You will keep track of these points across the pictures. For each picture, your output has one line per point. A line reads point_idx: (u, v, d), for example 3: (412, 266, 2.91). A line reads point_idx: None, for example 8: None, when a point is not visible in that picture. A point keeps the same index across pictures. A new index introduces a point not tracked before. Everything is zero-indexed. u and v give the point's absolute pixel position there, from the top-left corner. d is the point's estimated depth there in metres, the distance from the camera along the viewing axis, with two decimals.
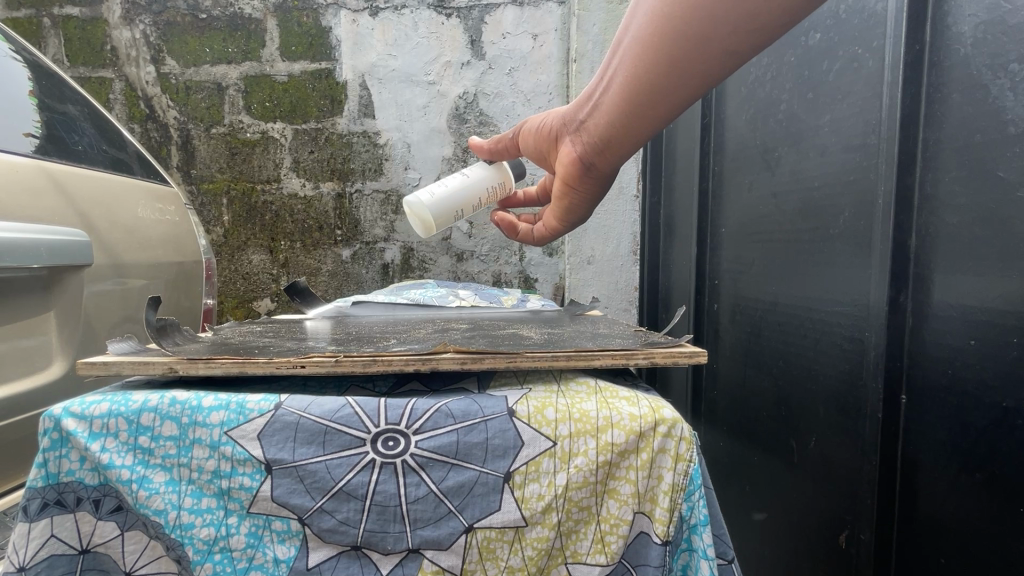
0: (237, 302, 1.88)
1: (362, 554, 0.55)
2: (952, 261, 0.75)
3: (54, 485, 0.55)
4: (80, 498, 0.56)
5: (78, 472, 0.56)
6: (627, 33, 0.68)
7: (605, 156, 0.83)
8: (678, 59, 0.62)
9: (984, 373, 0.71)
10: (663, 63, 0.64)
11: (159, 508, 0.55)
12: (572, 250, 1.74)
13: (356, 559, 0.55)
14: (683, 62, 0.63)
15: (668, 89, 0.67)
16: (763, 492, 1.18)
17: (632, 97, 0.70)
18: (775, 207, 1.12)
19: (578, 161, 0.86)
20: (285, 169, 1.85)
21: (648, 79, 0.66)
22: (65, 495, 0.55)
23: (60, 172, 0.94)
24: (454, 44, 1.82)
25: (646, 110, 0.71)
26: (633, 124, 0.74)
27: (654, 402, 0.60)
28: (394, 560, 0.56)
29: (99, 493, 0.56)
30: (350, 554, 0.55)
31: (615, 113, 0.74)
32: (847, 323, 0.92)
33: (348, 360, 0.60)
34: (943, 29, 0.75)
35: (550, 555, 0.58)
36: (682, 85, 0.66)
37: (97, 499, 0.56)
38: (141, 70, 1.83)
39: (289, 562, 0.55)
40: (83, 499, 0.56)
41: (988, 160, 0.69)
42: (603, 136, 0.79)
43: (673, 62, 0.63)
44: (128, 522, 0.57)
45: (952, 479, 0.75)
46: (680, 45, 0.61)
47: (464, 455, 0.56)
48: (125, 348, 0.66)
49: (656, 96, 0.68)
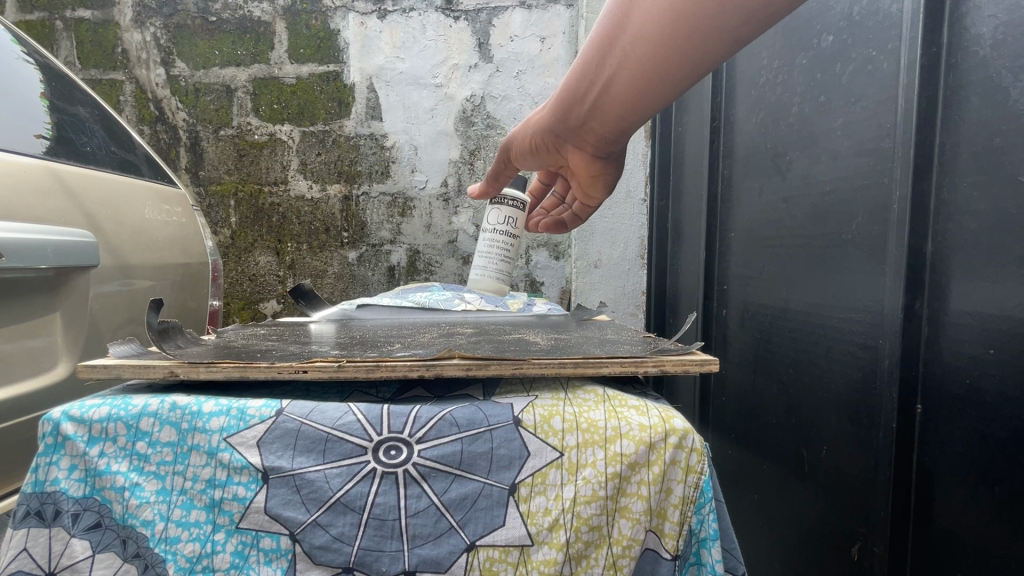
0: (244, 303, 1.89)
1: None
2: (969, 268, 0.73)
3: (40, 493, 0.54)
4: (59, 511, 0.54)
5: (64, 481, 0.55)
6: (618, 35, 0.66)
7: (615, 143, 0.85)
8: (686, 51, 0.62)
9: (1004, 383, 0.68)
10: (670, 55, 0.63)
11: (147, 519, 0.54)
12: (579, 254, 1.74)
13: None
14: (684, 53, 0.63)
15: (676, 79, 0.67)
16: (772, 503, 1.16)
17: (632, 93, 0.70)
18: (786, 213, 1.10)
19: (593, 155, 0.89)
20: (292, 171, 1.86)
21: (655, 71, 0.65)
22: (46, 506, 0.54)
23: (67, 173, 0.94)
24: (462, 47, 1.82)
25: (652, 98, 0.71)
26: (633, 113, 0.75)
27: (665, 412, 0.59)
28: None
29: (79, 507, 0.55)
30: None
31: (616, 110, 0.75)
32: (860, 331, 0.91)
33: (351, 365, 0.60)
34: (961, 30, 0.73)
35: None
36: (680, 77, 0.66)
37: (75, 513, 0.54)
38: (151, 72, 1.84)
39: None
40: (62, 512, 0.54)
41: (1008, 164, 0.67)
42: (609, 129, 0.80)
43: (681, 53, 0.63)
44: (102, 543, 0.54)
45: (971, 492, 0.73)
46: (675, 40, 0.61)
47: (468, 465, 0.55)
48: (127, 351, 0.66)
49: (658, 86, 0.68)
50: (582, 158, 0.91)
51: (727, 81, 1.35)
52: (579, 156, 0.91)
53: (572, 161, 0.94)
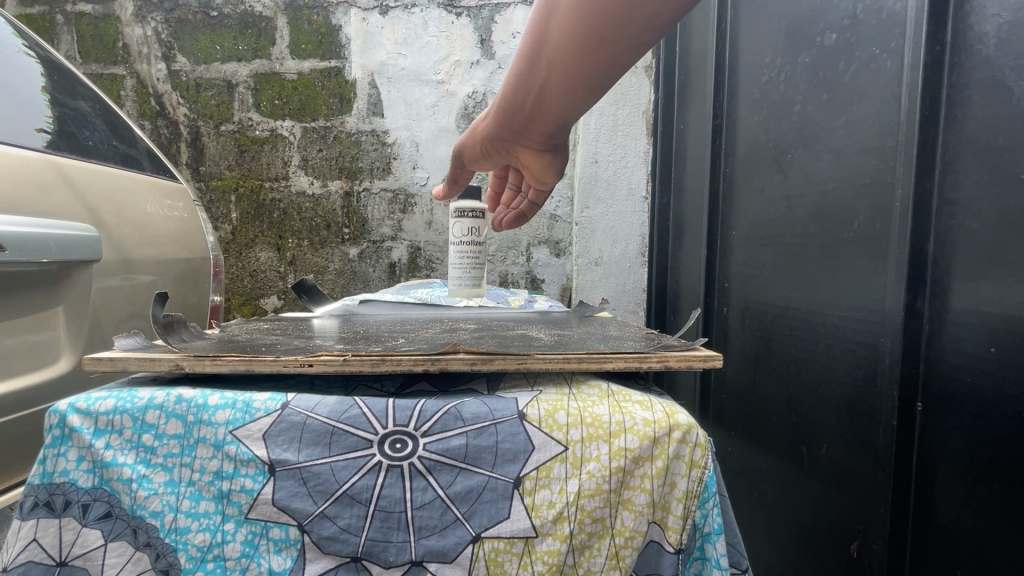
0: (245, 299, 1.88)
1: (361, 567, 0.53)
2: (971, 267, 0.73)
3: (48, 485, 0.54)
4: (69, 501, 0.55)
5: (72, 473, 0.55)
6: (538, 50, 0.62)
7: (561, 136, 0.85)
8: (603, 65, 0.59)
9: (1004, 381, 0.69)
10: (592, 71, 0.60)
11: (156, 510, 0.55)
12: (581, 251, 1.74)
13: (356, 571, 0.53)
14: (606, 67, 0.60)
15: (603, 87, 0.64)
16: (772, 499, 1.16)
17: (563, 100, 0.68)
18: (788, 211, 1.11)
19: (543, 148, 0.89)
20: (293, 167, 1.85)
21: (579, 82, 0.63)
22: (55, 497, 0.54)
23: (70, 167, 0.94)
24: (464, 43, 1.82)
25: (582, 102, 0.69)
26: (571, 114, 0.73)
27: (669, 407, 0.59)
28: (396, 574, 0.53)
29: (88, 498, 0.55)
30: (349, 567, 0.53)
31: (553, 111, 0.73)
32: (860, 329, 0.91)
33: (356, 359, 0.60)
34: (965, 28, 0.73)
35: (562, 571, 0.55)
36: (607, 85, 0.64)
37: (86, 504, 0.55)
38: (152, 67, 1.84)
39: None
40: (72, 502, 0.55)
41: (1011, 162, 0.67)
42: (552, 127, 0.79)
43: (600, 66, 0.59)
44: (113, 532, 0.55)
45: (970, 489, 0.73)
46: (592, 58, 0.58)
47: (473, 459, 0.55)
48: (133, 344, 0.66)
49: (587, 94, 0.66)
50: (531, 152, 0.91)
51: (729, 80, 1.35)
52: (529, 150, 0.91)
53: (526, 157, 0.94)
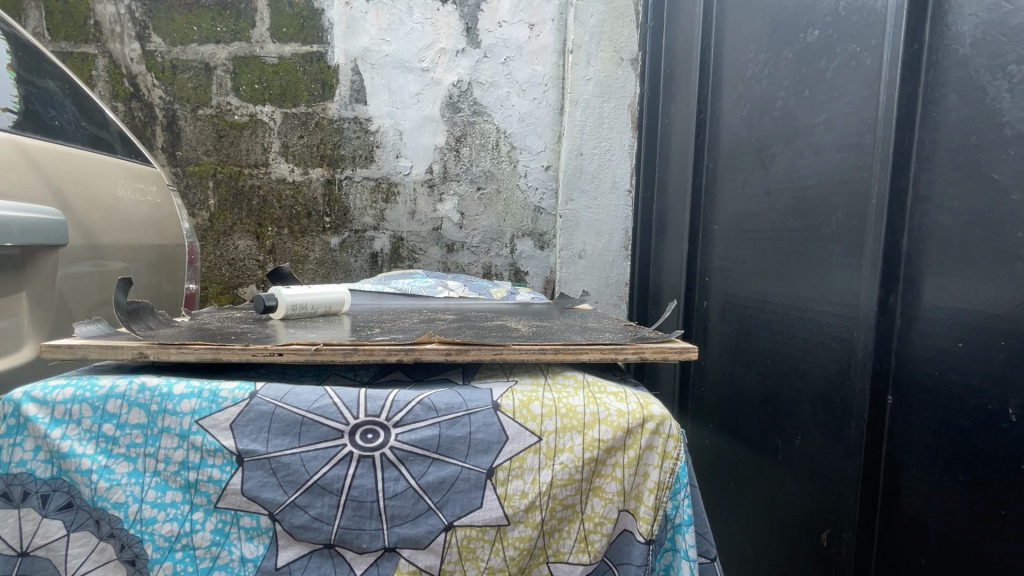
0: (223, 288, 1.84)
1: (335, 552, 0.54)
2: (941, 263, 0.75)
3: (6, 475, 0.54)
4: (27, 493, 0.54)
5: (31, 463, 0.55)
6: None
7: None
8: None
9: (971, 375, 0.71)
10: None
11: (119, 501, 0.54)
12: (564, 244, 1.76)
13: (329, 558, 0.54)
14: None
15: None
16: (747, 490, 1.18)
17: None
18: (768, 206, 1.11)
19: None
20: (273, 153, 1.81)
21: None
22: (13, 488, 0.54)
23: (38, 150, 0.90)
24: (450, 31, 1.79)
25: None
26: None
27: (642, 399, 0.60)
28: (369, 559, 0.54)
29: (49, 488, 0.55)
30: (323, 553, 0.54)
31: None
32: (835, 322, 0.92)
33: (329, 348, 0.59)
34: (943, 27, 0.74)
35: (532, 555, 0.56)
36: None
37: (45, 494, 0.54)
38: (126, 46, 1.77)
39: (256, 561, 0.54)
40: (30, 493, 0.54)
41: (982, 162, 0.69)
42: None
43: None
44: (75, 523, 0.54)
45: (935, 479, 0.75)
46: None
47: (446, 449, 0.55)
48: (93, 332, 0.66)
49: None
50: None
51: (714, 74, 1.35)
52: None
53: None
